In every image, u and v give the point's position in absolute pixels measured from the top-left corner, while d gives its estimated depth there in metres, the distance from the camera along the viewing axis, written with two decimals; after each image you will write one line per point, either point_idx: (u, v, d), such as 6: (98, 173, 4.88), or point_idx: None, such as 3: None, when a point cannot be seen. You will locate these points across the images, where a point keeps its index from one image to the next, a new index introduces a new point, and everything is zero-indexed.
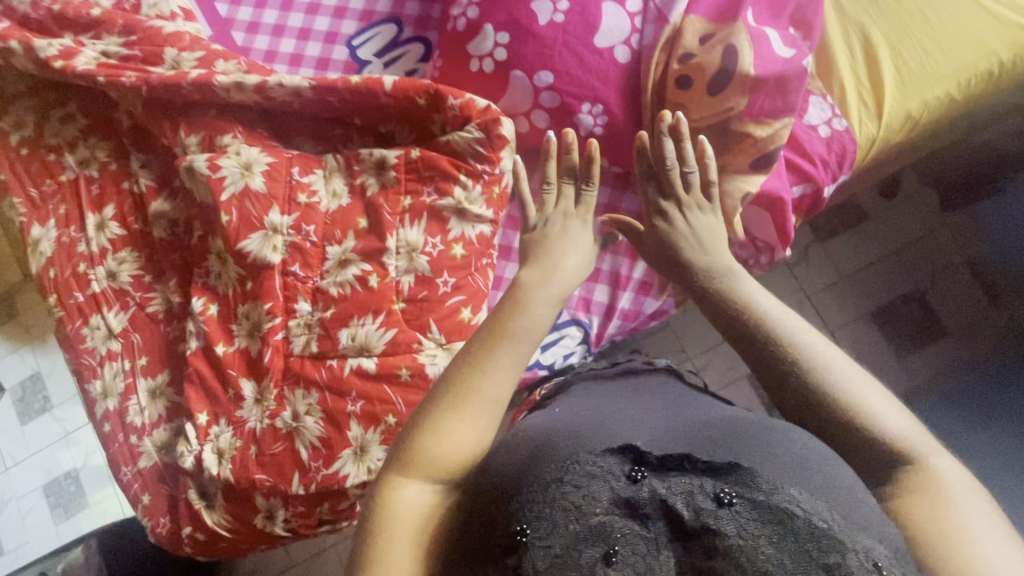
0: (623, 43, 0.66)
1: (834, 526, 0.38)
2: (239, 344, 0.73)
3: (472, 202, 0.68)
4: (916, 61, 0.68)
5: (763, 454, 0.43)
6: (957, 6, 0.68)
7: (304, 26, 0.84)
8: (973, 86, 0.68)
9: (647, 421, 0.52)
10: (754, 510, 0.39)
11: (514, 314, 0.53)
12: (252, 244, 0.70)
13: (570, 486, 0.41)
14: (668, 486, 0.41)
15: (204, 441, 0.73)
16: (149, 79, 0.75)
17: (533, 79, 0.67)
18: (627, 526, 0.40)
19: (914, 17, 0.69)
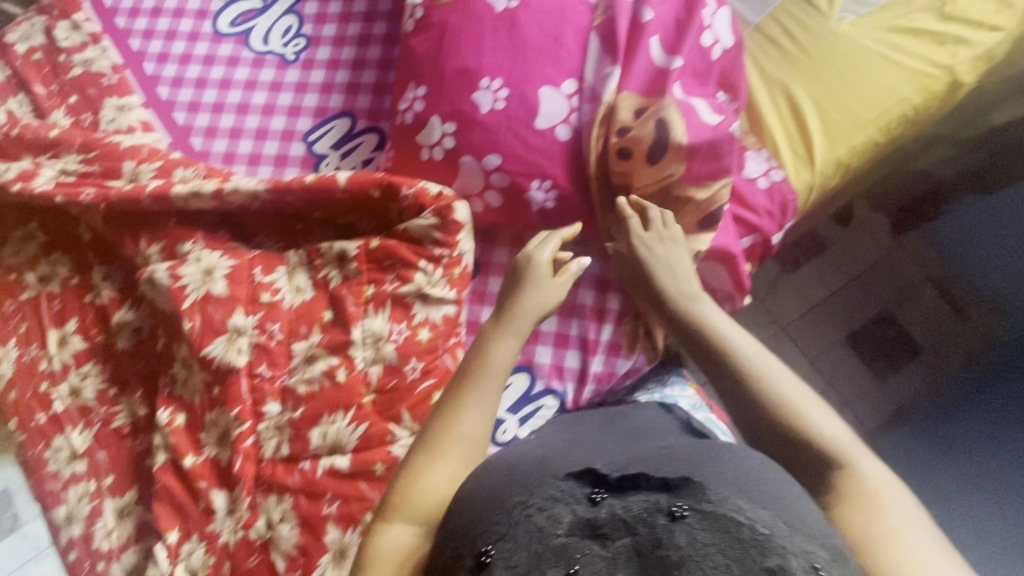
0: (563, 122, 0.68)
1: (776, 533, 0.39)
2: (209, 452, 0.71)
3: (433, 285, 0.69)
4: (838, 112, 0.73)
5: (715, 472, 0.47)
6: (869, 58, 0.73)
7: (261, 127, 0.87)
8: (894, 129, 0.73)
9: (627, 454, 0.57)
10: (703, 521, 0.39)
11: (478, 361, 0.62)
12: (216, 348, 0.70)
13: (535, 511, 0.42)
14: (626, 505, 0.41)
15: (176, 562, 0.69)
16: (107, 195, 0.76)
17: (482, 163, 0.69)
18: (587, 546, 0.39)
19: (831, 72, 0.73)
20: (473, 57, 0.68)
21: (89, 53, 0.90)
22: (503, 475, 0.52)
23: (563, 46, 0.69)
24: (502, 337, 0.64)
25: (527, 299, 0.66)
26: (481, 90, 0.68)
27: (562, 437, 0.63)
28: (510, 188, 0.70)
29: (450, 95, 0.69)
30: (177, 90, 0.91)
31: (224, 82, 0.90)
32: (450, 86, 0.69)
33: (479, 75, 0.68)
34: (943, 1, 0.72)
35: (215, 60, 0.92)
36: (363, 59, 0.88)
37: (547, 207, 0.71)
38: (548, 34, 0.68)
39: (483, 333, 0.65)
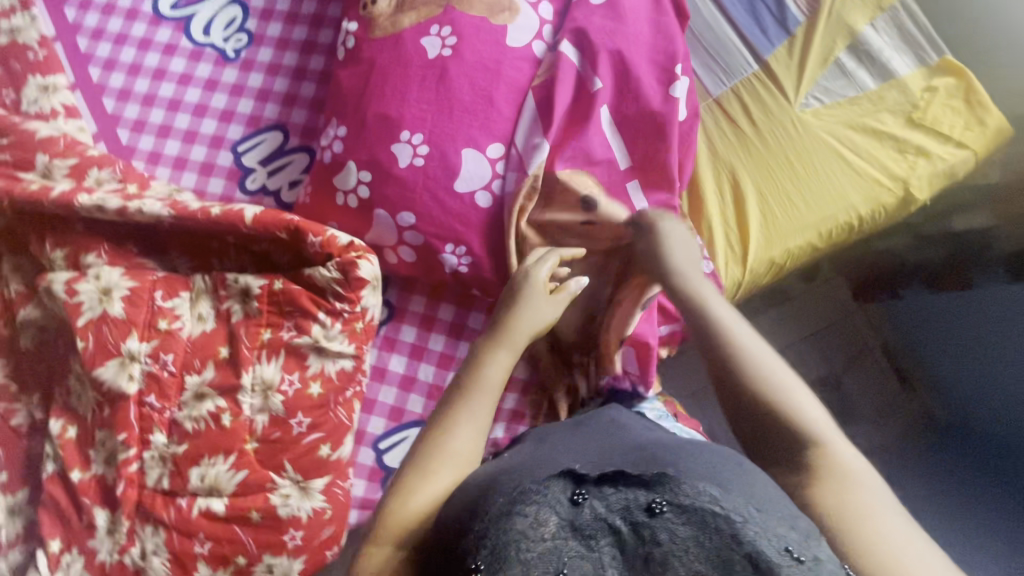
0: (483, 190, 0.65)
1: (749, 518, 0.40)
2: (96, 469, 0.71)
3: (331, 339, 0.67)
4: (780, 207, 0.68)
5: (689, 465, 0.46)
6: (824, 155, 0.68)
7: (190, 129, 0.82)
8: (836, 235, 0.68)
9: (600, 447, 0.54)
10: (682, 515, 0.40)
11: (471, 376, 0.59)
12: (107, 371, 0.68)
13: (518, 515, 0.42)
14: (608, 503, 0.42)
15: (56, 570, 0.70)
16: (12, 193, 0.72)
17: (396, 219, 0.66)
18: (574, 548, 0.40)
19: (784, 163, 0.69)
20: (397, 105, 0.63)
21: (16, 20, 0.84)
22: (488, 477, 0.50)
23: (494, 106, 0.64)
24: (495, 351, 0.59)
25: (521, 316, 0.61)
26: (401, 142, 0.63)
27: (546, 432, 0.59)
28: (423, 247, 0.67)
29: (369, 142, 0.64)
30: (109, 73, 0.86)
31: (158, 72, 0.85)
32: (370, 132, 0.64)
33: (401, 126, 0.63)
34: (913, 107, 0.67)
35: (152, 45, 0.86)
36: (305, 69, 0.82)
37: (460, 272, 0.67)
38: (479, 90, 0.64)
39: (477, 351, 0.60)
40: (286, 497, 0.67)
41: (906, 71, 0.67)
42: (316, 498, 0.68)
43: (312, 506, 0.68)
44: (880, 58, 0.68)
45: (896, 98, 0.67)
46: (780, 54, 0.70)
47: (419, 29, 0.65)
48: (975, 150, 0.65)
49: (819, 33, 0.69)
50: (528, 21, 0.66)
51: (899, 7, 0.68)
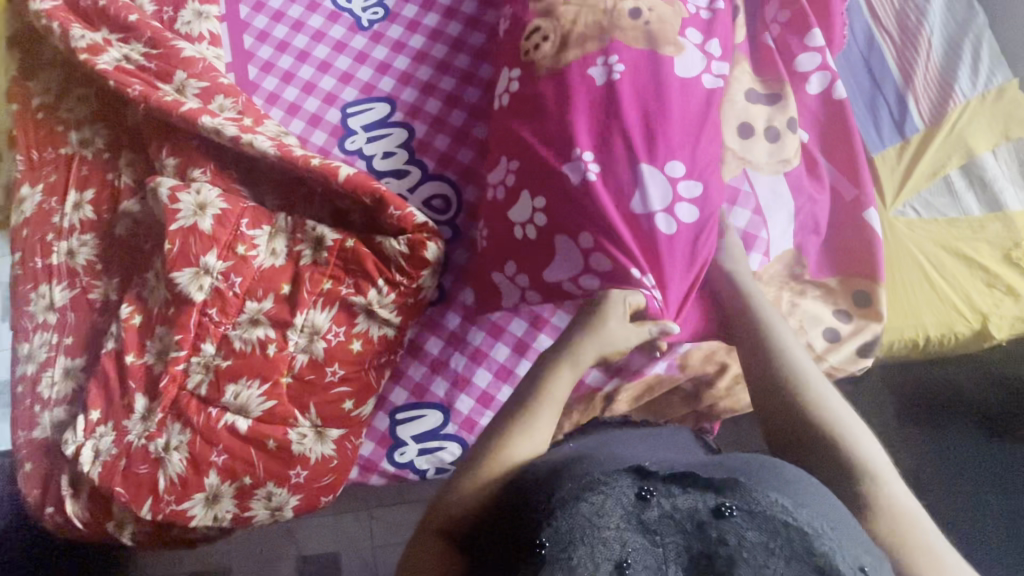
0: (664, 212, 0.61)
1: (825, 534, 0.41)
2: (147, 359, 0.78)
3: (382, 306, 0.71)
4: (886, 300, 0.66)
5: (758, 476, 0.45)
6: (928, 258, 0.66)
7: (311, 81, 0.89)
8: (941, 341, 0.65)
9: (636, 449, 0.54)
10: (752, 520, 0.41)
11: (535, 398, 0.57)
12: (182, 276, 0.74)
13: (586, 502, 0.43)
14: (674, 502, 0.43)
15: (88, 437, 0.77)
16: (149, 98, 0.80)
17: (577, 242, 0.63)
18: (637, 540, 0.41)
19: (895, 259, 0.67)
20: (556, 122, 0.65)
21: None
22: (558, 460, 0.51)
23: (669, 124, 0.63)
24: (565, 374, 0.59)
25: (588, 351, 0.60)
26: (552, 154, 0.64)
27: (600, 435, 0.58)
28: (611, 274, 0.62)
29: (524, 147, 0.67)
30: (256, 14, 0.94)
31: (297, 23, 0.92)
32: (539, 159, 0.65)
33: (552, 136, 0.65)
34: (1014, 244, 0.65)
35: None
36: (428, 54, 0.88)
37: (652, 303, 0.62)
38: (654, 123, 0.63)
39: (547, 367, 0.59)
40: (302, 437, 0.72)
41: (1017, 206, 0.66)
42: (328, 445, 0.73)
43: (322, 451, 0.73)
44: (992, 185, 0.67)
45: (998, 231, 0.66)
46: (889, 155, 0.69)
47: (583, 60, 0.65)
48: None
49: (935, 144, 0.68)
50: (692, 60, 0.65)
51: None
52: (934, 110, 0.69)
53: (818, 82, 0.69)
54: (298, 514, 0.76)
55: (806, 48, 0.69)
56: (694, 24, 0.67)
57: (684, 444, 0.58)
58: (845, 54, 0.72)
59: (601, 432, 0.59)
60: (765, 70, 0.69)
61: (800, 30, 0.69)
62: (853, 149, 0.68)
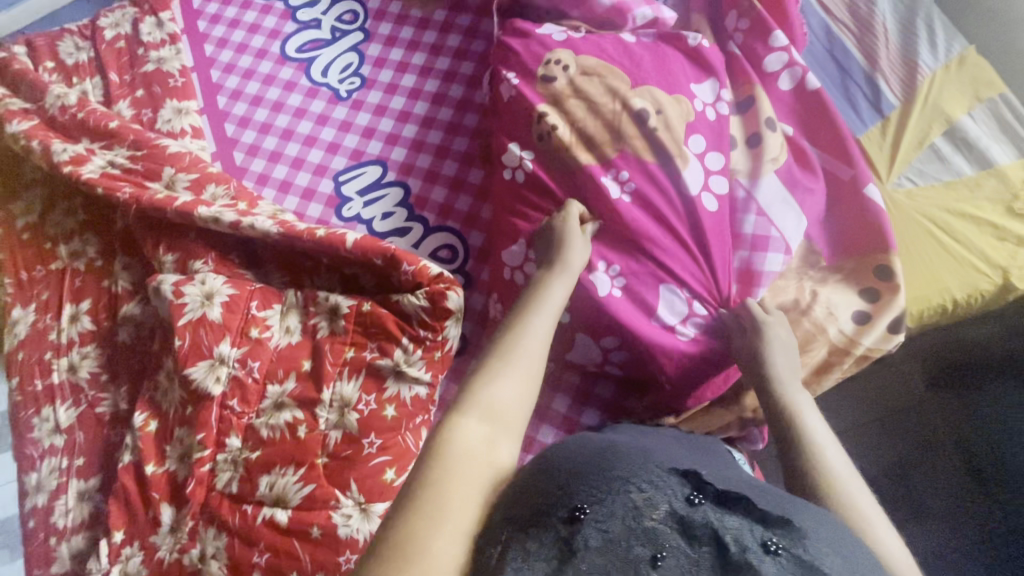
0: (681, 325, 0.65)
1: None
2: (168, 465, 0.74)
3: (410, 364, 0.69)
4: (905, 267, 0.66)
5: (813, 523, 0.43)
6: (934, 221, 0.67)
7: (298, 156, 0.90)
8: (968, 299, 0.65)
9: (687, 459, 0.51)
10: (799, 566, 0.38)
11: (531, 312, 0.58)
12: (197, 371, 0.72)
13: (634, 487, 0.42)
14: (722, 519, 0.40)
15: (114, 562, 0.71)
16: (140, 199, 0.80)
17: (601, 343, 0.66)
18: (675, 541, 0.39)
19: (902, 226, 0.67)
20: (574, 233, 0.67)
21: (164, 52, 0.95)
22: (602, 445, 0.50)
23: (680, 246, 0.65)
24: (559, 283, 0.60)
25: (577, 257, 0.62)
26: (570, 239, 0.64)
27: (637, 433, 0.57)
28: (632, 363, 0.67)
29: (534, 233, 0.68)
30: (233, 102, 0.95)
31: (276, 104, 0.94)
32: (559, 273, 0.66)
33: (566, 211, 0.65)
34: (1014, 196, 0.67)
35: (275, 81, 0.95)
36: (409, 112, 0.89)
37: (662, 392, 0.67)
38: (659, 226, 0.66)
39: (543, 277, 0.61)
40: (347, 517, 0.66)
41: (1006, 160, 0.69)
42: (375, 521, 0.66)
43: (370, 529, 0.66)
44: (977, 145, 0.69)
45: (995, 186, 0.68)
46: (873, 133, 0.72)
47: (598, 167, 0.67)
48: None
49: (915, 116, 0.71)
50: (695, 175, 0.66)
51: (998, 97, 0.71)
52: (904, 85, 0.72)
53: (789, 78, 0.71)
54: None
55: (771, 49, 0.72)
56: (701, 128, 0.68)
57: (716, 457, 0.56)
58: (809, 49, 0.76)
59: (636, 432, 0.58)
60: (740, 74, 0.72)
61: (764, 33, 0.72)
62: (842, 134, 0.70)
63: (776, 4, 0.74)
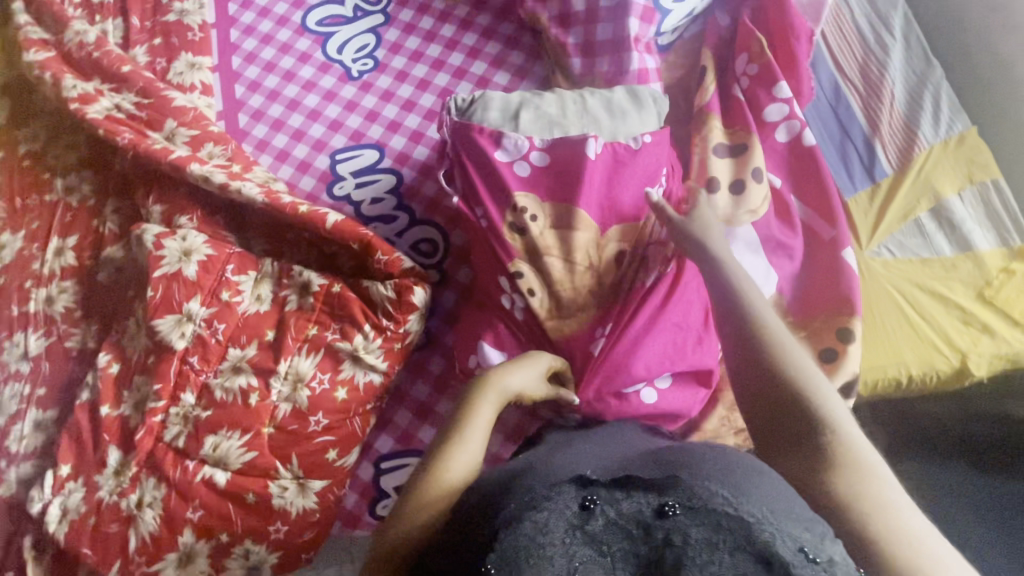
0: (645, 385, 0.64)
1: (765, 520, 0.37)
2: (123, 410, 0.75)
3: (368, 351, 0.70)
4: (867, 334, 0.66)
5: (704, 472, 0.41)
6: (903, 295, 0.67)
7: (300, 128, 0.91)
8: (920, 377, 0.66)
9: (587, 460, 0.49)
10: (697, 516, 0.37)
11: (457, 432, 0.56)
12: (163, 323, 0.73)
13: (528, 520, 0.39)
14: (618, 509, 0.38)
15: (56, 494, 0.73)
16: (138, 147, 0.81)
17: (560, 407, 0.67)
18: (583, 553, 0.37)
19: (871, 295, 0.67)
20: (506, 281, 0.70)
21: (187, 4, 0.96)
22: (504, 478, 0.48)
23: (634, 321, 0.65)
24: (484, 407, 0.57)
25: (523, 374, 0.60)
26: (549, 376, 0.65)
27: (551, 448, 0.54)
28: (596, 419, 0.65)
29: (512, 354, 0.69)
30: (247, 65, 0.96)
31: (288, 73, 0.95)
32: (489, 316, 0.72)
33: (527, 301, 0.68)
34: (987, 283, 0.67)
35: (290, 50, 0.96)
36: (415, 103, 0.90)
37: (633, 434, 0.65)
38: (636, 358, 0.64)
39: (471, 396, 0.58)
40: (283, 489, 0.69)
41: (986, 246, 0.69)
42: (310, 498, 0.70)
43: (303, 505, 0.70)
44: (960, 227, 0.69)
45: (970, 270, 0.68)
46: (861, 198, 0.72)
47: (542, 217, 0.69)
48: None
49: (905, 188, 0.71)
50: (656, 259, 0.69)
51: (990, 181, 0.71)
52: (900, 154, 0.72)
53: (786, 131, 0.72)
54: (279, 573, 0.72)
55: (773, 99, 0.72)
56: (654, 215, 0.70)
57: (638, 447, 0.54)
58: (813, 104, 0.75)
59: (545, 448, 0.55)
60: (740, 118, 0.73)
61: (770, 82, 0.72)
62: (828, 190, 0.70)
63: (787, 55, 0.73)
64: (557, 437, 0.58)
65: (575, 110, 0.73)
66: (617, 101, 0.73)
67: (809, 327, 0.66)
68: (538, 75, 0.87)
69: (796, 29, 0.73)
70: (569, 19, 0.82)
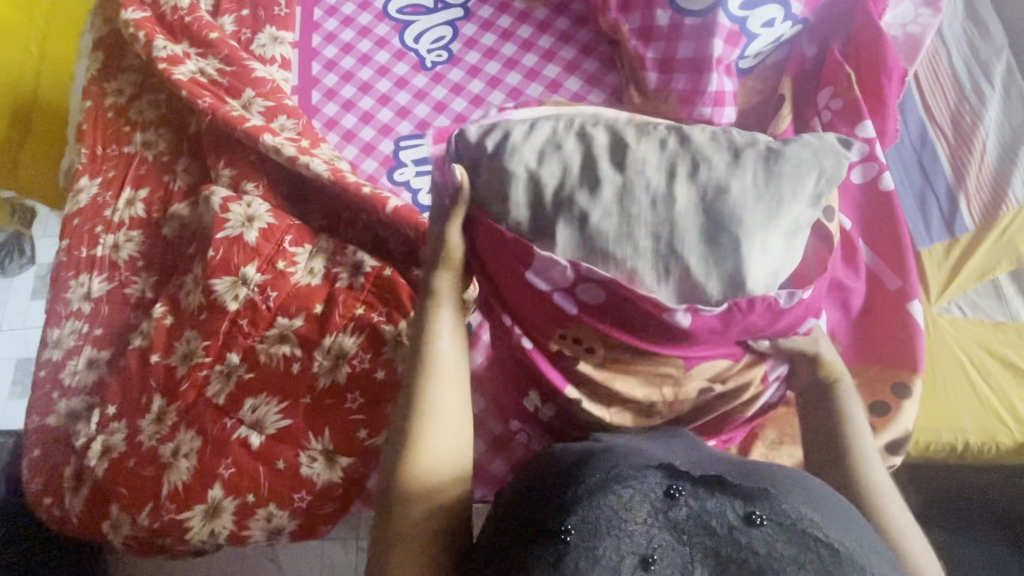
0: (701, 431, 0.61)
1: (853, 552, 0.38)
2: (171, 361, 0.78)
3: (412, 338, 0.71)
4: (925, 392, 0.63)
5: (787, 487, 0.42)
6: (968, 356, 0.64)
7: (369, 111, 0.93)
8: (978, 444, 0.63)
9: (660, 447, 0.49)
10: (784, 532, 0.38)
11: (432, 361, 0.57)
12: (220, 284, 0.76)
13: (612, 493, 0.40)
14: (703, 503, 0.39)
15: (101, 431, 0.77)
16: (216, 112, 0.84)
17: None
18: (664, 537, 0.38)
19: (933, 352, 0.65)
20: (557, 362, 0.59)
21: None
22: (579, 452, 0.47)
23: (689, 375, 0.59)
24: (444, 322, 0.58)
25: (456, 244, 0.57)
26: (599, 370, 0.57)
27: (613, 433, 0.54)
28: None
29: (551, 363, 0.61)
30: (326, 44, 0.99)
31: (364, 56, 0.97)
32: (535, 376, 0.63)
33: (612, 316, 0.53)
34: None
35: (369, 34, 0.98)
36: (484, 99, 0.91)
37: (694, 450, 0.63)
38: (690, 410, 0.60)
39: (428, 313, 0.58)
40: (312, 460, 0.71)
41: None
42: (336, 472, 0.71)
43: (328, 478, 0.71)
44: None
45: None
46: (935, 251, 0.68)
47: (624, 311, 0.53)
48: None
49: (987, 246, 0.67)
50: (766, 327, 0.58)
51: None
52: (985, 211, 0.69)
53: (862, 173, 0.69)
54: (295, 541, 0.74)
55: (855, 136, 0.69)
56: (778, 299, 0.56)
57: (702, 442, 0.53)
58: (897, 146, 0.72)
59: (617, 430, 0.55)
60: None
61: (854, 118, 0.70)
62: (899, 235, 0.68)
63: (875, 92, 0.71)
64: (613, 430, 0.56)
65: (614, 207, 0.51)
66: (690, 220, 0.50)
67: (864, 376, 0.64)
68: (611, 85, 0.86)
69: (889, 67, 0.70)
70: (651, 32, 0.81)
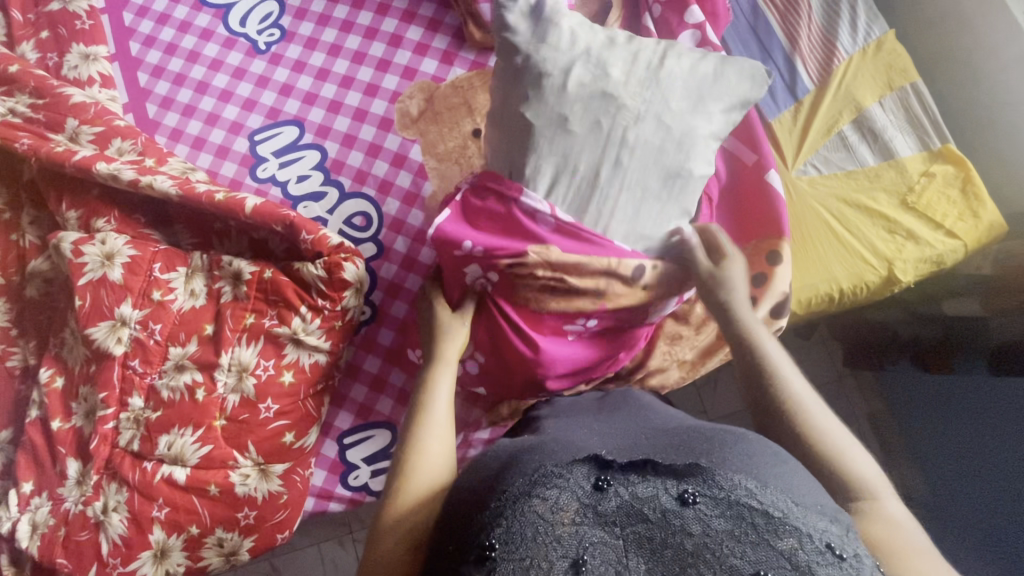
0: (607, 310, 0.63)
1: (788, 513, 0.40)
2: (75, 421, 0.75)
3: (308, 333, 0.70)
4: (804, 253, 0.70)
5: (722, 457, 0.44)
6: (832, 211, 0.71)
7: (213, 112, 0.86)
8: (858, 289, 0.69)
9: (597, 437, 0.50)
10: (717, 507, 0.39)
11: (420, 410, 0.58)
12: (97, 331, 0.71)
13: (538, 499, 0.40)
14: (633, 491, 0.41)
15: (24, 510, 0.73)
16: (38, 151, 0.76)
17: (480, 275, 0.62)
18: (596, 534, 0.39)
19: (810, 218, 0.71)
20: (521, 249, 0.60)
21: None
22: (508, 455, 0.48)
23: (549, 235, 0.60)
24: (443, 374, 0.61)
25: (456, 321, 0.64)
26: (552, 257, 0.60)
27: (557, 421, 0.56)
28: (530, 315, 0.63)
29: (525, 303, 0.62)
30: (147, 49, 0.90)
31: (191, 54, 0.89)
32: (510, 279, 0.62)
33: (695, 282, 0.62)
34: (909, 190, 0.71)
35: (190, 28, 0.90)
36: (329, 71, 0.86)
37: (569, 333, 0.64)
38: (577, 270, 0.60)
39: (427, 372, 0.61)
40: (245, 477, 0.70)
41: (907, 152, 0.72)
42: (273, 481, 0.72)
43: (268, 489, 0.72)
44: (881, 136, 0.73)
45: (893, 178, 0.71)
46: (785, 118, 0.74)
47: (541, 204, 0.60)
48: (964, 241, 0.69)
49: (827, 103, 0.74)
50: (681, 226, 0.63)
51: (909, 87, 0.74)
52: (821, 69, 0.75)
53: None
54: (256, 556, 0.74)
55: (684, 25, 0.70)
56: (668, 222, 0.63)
57: (644, 413, 0.57)
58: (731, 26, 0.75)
59: (560, 417, 0.57)
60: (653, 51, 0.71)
61: (681, 7, 0.70)
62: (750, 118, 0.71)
63: None
64: (557, 411, 0.59)
65: (651, 133, 0.59)
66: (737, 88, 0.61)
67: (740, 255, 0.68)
68: (451, 25, 0.85)
69: None
70: None
